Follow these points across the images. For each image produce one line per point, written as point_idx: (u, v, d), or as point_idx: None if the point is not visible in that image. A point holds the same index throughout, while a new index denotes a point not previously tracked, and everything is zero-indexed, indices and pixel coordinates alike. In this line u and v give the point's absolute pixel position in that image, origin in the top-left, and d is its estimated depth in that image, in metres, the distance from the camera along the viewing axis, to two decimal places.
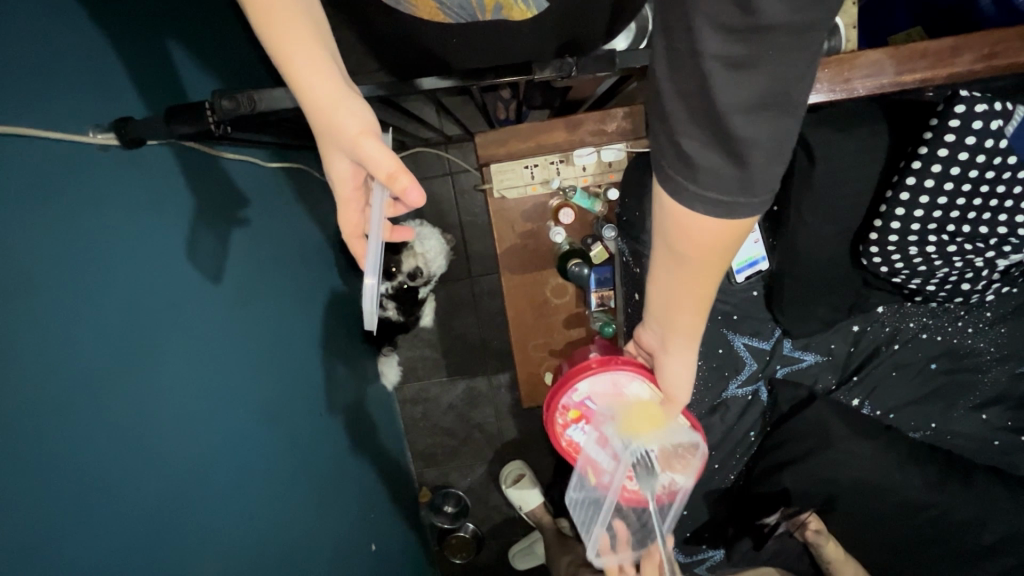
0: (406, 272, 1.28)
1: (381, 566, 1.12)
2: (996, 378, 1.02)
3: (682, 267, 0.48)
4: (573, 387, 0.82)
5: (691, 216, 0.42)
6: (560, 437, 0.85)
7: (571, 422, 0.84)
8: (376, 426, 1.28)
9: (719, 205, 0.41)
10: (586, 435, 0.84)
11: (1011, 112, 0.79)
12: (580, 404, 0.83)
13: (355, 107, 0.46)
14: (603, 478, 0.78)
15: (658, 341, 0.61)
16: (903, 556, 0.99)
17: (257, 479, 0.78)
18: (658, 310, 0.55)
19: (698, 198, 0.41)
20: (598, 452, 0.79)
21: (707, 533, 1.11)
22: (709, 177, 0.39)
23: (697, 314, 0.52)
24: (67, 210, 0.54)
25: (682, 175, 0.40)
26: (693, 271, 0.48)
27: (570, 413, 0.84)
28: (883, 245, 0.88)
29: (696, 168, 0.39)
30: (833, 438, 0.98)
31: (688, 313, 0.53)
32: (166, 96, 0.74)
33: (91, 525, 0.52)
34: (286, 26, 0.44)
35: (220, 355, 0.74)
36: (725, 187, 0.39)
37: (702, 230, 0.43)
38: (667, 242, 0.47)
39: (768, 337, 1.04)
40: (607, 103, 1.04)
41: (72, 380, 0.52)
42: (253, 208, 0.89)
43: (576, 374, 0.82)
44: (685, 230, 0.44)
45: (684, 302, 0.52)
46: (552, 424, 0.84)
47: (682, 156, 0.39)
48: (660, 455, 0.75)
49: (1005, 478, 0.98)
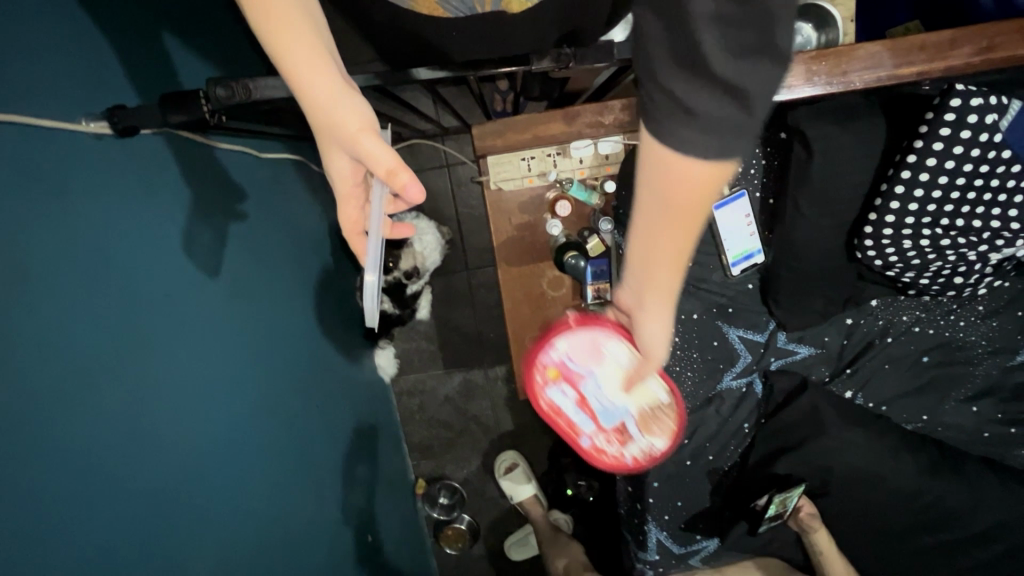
0: (404, 269, 1.32)
1: (377, 557, 1.12)
2: (988, 371, 1.03)
3: (668, 221, 0.42)
4: (552, 345, 0.81)
5: (682, 164, 0.37)
6: (539, 398, 0.83)
7: (550, 382, 0.82)
8: (372, 418, 1.27)
9: (714, 149, 0.35)
10: (565, 395, 0.82)
11: (1005, 107, 0.80)
12: (560, 363, 0.81)
13: (352, 103, 0.46)
14: (587, 436, 0.83)
15: (631, 305, 0.55)
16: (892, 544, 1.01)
17: (251, 471, 0.77)
18: (635, 268, 0.48)
19: (693, 143, 0.35)
20: (579, 415, 0.82)
21: (701, 524, 1.08)
22: (703, 125, 0.34)
23: (674, 272, 0.46)
24: (60, 197, 0.54)
25: (675, 122, 0.35)
26: (679, 223, 0.42)
27: (549, 372, 0.82)
28: (877, 239, 0.89)
29: (690, 112, 0.34)
30: (827, 426, 1.00)
31: (665, 272, 0.46)
32: (160, 85, 0.73)
33: (86, 519, 0.51)
34: (283, 26, 0.43)
35: (216, 347, 0.74)
36: (722, 131, 0.34)
37: (690, 171, 0.37)
38: (657, 191, 0.40)
39: (762, 329, 1.04)
40: (603, 97, 1.03)
41: (66, 373, 0.51)
42: (250, 200, 0.89)
43: (555, 331, 0.81)
44: (675, 180, 0.38)
45: (663, 260, 0.45)
46: (531, 384, 0.82)
47: (672, 99, 0.34)
48: (637, 411, 0.82)
49: (995, 469, 1.00)
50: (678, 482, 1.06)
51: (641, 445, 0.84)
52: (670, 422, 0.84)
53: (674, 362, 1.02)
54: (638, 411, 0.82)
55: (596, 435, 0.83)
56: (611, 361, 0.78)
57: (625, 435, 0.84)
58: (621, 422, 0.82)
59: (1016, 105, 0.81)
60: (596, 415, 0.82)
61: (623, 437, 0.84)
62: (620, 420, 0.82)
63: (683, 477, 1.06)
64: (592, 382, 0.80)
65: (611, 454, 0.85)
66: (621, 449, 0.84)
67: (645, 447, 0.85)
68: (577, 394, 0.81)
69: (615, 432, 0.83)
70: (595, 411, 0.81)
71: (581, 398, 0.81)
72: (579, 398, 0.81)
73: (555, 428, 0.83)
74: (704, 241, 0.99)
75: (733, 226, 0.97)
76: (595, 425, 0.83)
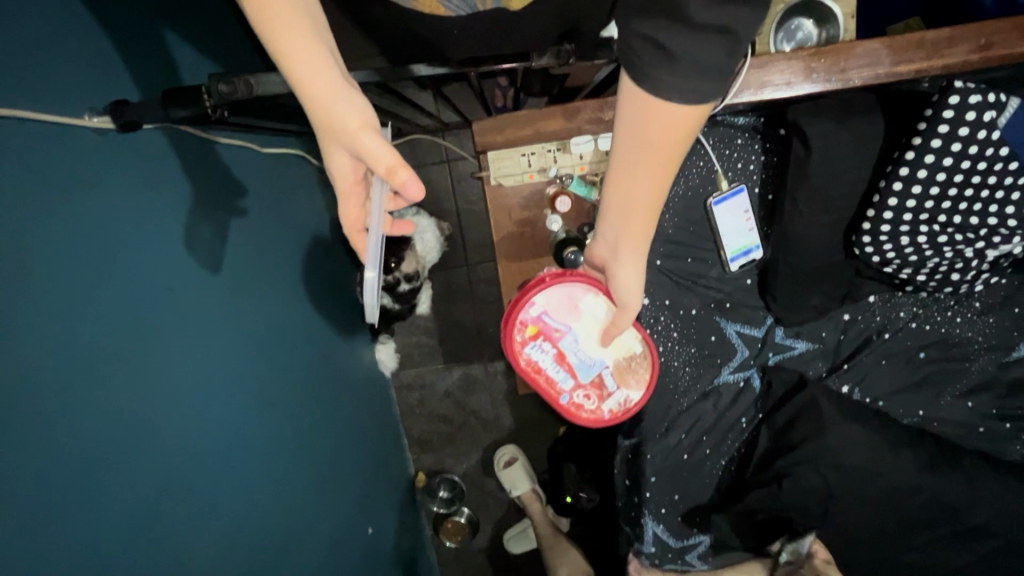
0: (406, 272, 1.25)
1: (377, 550, 1.13)
2: (984, 366, 1.03)
3: (646, 159, 0.49)
4: (529, 302, 0.82)
5: (662, 105, 0.44)
6: (518, 356, 0.83)
7: (528, 340, 0.83)
8: (372, 412, 1.28)
9: (692, 93, 0.42)
10: (543, 351, 0.83)
11: (1003, 104, 0.81)
12: (538, 319, 0.82)
13: (352, 102, 0.46)
14: (566, 393, 0.84)
15: (610, 250, 0.61)
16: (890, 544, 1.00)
17: (252, 463, 0.78)
18: (614, 210, 0.55)
19: (676, 87, 0.42)
20: (558, 370, 0.83)
21: (698, 518, 1.07)
22: (684, 67, 0.41)
23: (649, 212, 0.53)
24: (62, 192, 0.54)
25: (659, 67, 0.42)
26: (660, 161, 0.49)
27: (528, 329, 0.83)
28: (875, 235, 0.89)
29: (674, 58, 0.41)
30: (828, 424, 1.00)
31: (642, 210, 0.53)
32: (162, 80, 0.74)
33: (88, 513, 0.52)
34: (285, 30, 0.44)
35: (217, 341, 0.74)
36: (699, 74, 0.41)
37: (671, 113, 0.44)
38: (636, 135, 0.47)
39: (759, 324, 1.05)
40: (604, 92, 1.02)
41: (69, 368, 0.52)
42: (251, 195, 0.89)
43: (531, 288, 0.82)
44: (655, 119, 0.45)
45: (642, 200, 0.52)
46: (511, 343, 0.83)
47: (658, 49, 0.41)
48: (613, 363, 0.84)
49: (991, 464, 1.00)
50: (675, 476, 1.07)
51: (619, 398, 0.85)
52: (644, 373, 0.84)
53: (672, 358, 1.02)
54: (613, 362, 0.84)
55: (576, 390, 0.83)
56: (588, 314, 0.82)
57: (602, 390, 0.84)
58: (599, 376, 0.83)
59: (1014, 101, 0.81)
60: (574, 369, 0.83)
61: (601, 391, 0.84)
62: (597, 373, 0.84)
63: (681, 470, 1.07)
64: (570, 335, 0.82)
65: (590, 410, 0.85)
66: (600, 404, 0.84)
67: (622, 401, 0.85)
68: (555, 349, 0.83)
69: (594, 387, 0.84)
70: (573, 364, 0.83)
71: (559, 353, 0.83)
72: (557, 353, 0.83)
73: (535, 387, 0.83)
74: (704, 237, 1.00)
75: (732, 222, 0.98)
76: (573, 379, 0.83)
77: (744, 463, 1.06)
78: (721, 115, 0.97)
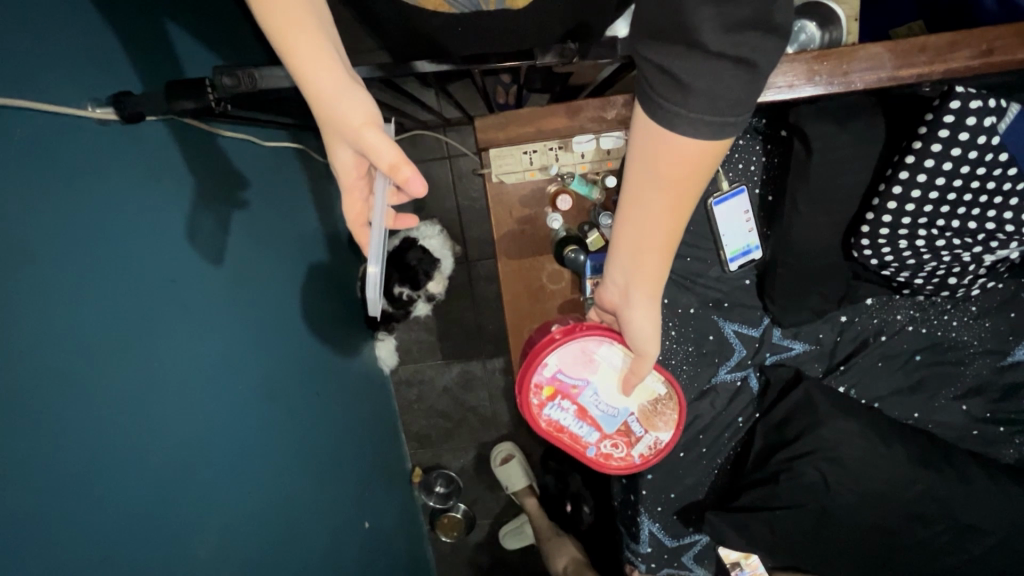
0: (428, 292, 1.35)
1: (375, 544, 1.14)
2: (979, 370, 1.04)
3: (662, 195, 0.50)
4: (542, 363, 0.81)
5: (678, 139, 0.44)
6: (539, 419, 0.83)
7: (547, 401, 0.83)
8: (370, 406, 1.28)
9: (708, 126, 0.43)
10: (564, 410, 0.83)
11: (1003, 109, 0.81)
12: (553, 379, 0.82)
13: (355, 96, 0.46)
14: (593, 445, 0.85)
15: (621, 294, 0.63)
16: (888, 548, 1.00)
17: (252, 456, 0.78)
18: (628, 254, 0.57)
19: (692, 123, 0.43)
20: (581, 426, 0.84)
21: (693, 516, 1.10)
22: (702, 99, 0.42)
23: (663, 252, 0.55)
24: (67, 183, 0.54)
25: (674, 98, 0.42)
26: (676, 200, 0.50)
27: (544, 391, 0.82)
28: (874, 239, 0.90)
29: (689, 89, 0.41)
30: (824, 417, 1.00)
31: (657, 252, 0.55)
32: (164, 72, 0.73)
33: (85, 505, 0.52)
34: (291, 27, 0.44)
35: (217, 333, 0.74)
36: (714, 107, 0.42)
37: (687, 152, 0.45)
38: (652, 169, 0.48)
39: (757, 324, 1.05)
40: (607, 91, 1.02)
41: (69, 357, 0.52)
42: (252, 188, 0.89)
43: (541, 349, 0.81)
44: (671, 154, 0.46)
45: (656, 239, 0.54)
46: (529, 407, 0.82)
47: (671, 79, 0.42)
48: (638, 408, 0.84)
49: (989, 467, 1.00)
50: (671, 475, 1.08)
51: (648, 441, 0.85)
52: (671, 413, 0.84)
53: (669, 356, 1.03)
54: (638, 408, 0.84)
55: (603, 442, 0.84)
56: (605, 364, 0.81)
57: (630, 436, 0.85)
58: (625, 424, 0.84)
59: (1014, 108, 0.82)
60: (598, 423, 0.83)
61: (628, 438, 0.85)
62: (622, 422, 0.84)
63: (677, 468, 1.07)
64: (588, 389, 0.82)
65: (619, 457, 0.86)
66: (630, 451, 0.85)
67: (652, 443, 0.85)
68: (575, 406, 0.83)
69: (620, 435, 0.85)
70: (597, 418, 0.83)
71: (580, 408, 0.83)
72: (578, 409, 0.83)
73: (561, 445, 0.84)
74: (704, 237, 1.00)
75: (732, 223, 0.98)
76: (599, 431, 0.84)
77: (740, 463, 1.07)
78: None
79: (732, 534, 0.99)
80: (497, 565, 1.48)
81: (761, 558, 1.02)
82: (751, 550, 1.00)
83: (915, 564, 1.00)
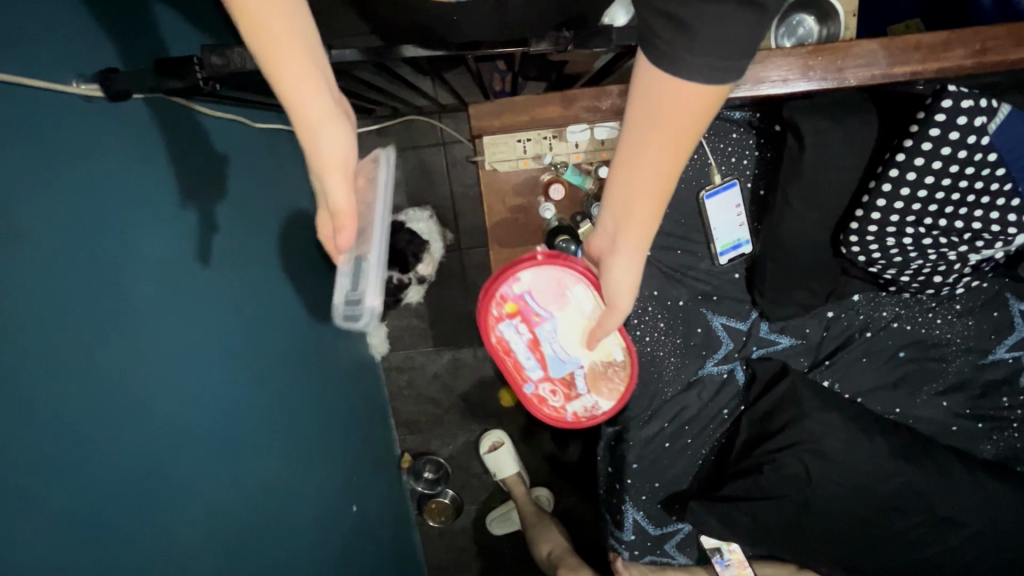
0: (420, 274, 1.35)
1: (361, 527, 1.15)
2: (960, 367, 1.06)
3: (658, 141, 0.47)
4: (515, 278, 0.84)
5: (683, 84, 0.42)
6: (491, 331, 0.86)
7: (505, 316, 0.85)
8: (359, 392, 1.28)
9: (712, 72, 0.41)
10: (518, 332, 0.86)
11: (994, 110, 0.82)
12: (519, 298, 0.85)
13: (332, 142, 0.47)
14: (530, 381, 0.88)
15: (608, 240, 0.60)
16: (867, 538, 1.02)
17: (238, 438, 0.78)
18: (619, 196, 0.53)
19: (696, 67, 0.41)
20: (528, 356, 0.87)
21: (677, 505, 1.11)
22: (707, 42, 0.39)
23: (655, 200, 0.51)
24: (52, 161, 0.54)
25: (677, 44, 0.40)
26: (672, 147, 0.47)
27: (507, 305, 0.85)
28: (862, 235, 0.91)
29: (693, 34, 0.39)
30: (807, 410, 1.02)
31: (649, 201, 0.51)
32: (147, 48, 0.72)
33: (71, 482, 0.52)
34: (292, 67, 0.43)
35: (205, 316, 0.74)
36: (719, 50, 0.40)
37: (690, 98, 0.43)
38: (651, 114, 0.45)
39: (745, 318, 1.07)
40: (603, 81, 1.00)
41: (59, 336, 0.52)
42: (236, 169, 0.87)
43: (520, 264, 0.83)
44: (673, 101, 0.43)
45: (649, 188, 0.51)
46: (486, 313, 0.85)
47: (675, 23, 0.39)
48: (586, 364, 0.87)
49: (968, 462, 1.02)
50: (655, 465, 1.09)
51: (585, 402, 0.89)
52: (617, 384, 0.87)
53: (657, 347, 1.04)
54: (588, 364, 0.87)
55: (541, 383, 0.87)
56: (573, 306, 0.83)
57: (570, 389, 0.88)
58: (569, 372, 0.87)
59: (1005, 108, 0.82)
60: (544, 362, 0.86)
61: (568, 390, 0.88)
62: (568, 370, 0.87)
63: (661, 458, 1.09)
64: (548, 323, 0.85)
65: (553, 406, 0.89)
66: (565, 403, 0.89)
67: (588, 406, 0.89)
68: (530, 333, 0.85)
69: (561, 384, 0.88)
70: (544, 354, 0.86)
71: (533, 338, 0.86)
72: (531, 338, 0.86)
73: (502, 367, 0.87)
74: (695, 230, 1.01)
75: (723, 215, 0.99)
76: (541, 371, 0.87)
77: (724, 454, 1.08)
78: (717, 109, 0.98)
79: (714, 524, 1.01)
80: (484, 550, 1.48)
81: (742, 546, 1.04)
82: (732, 538, 1.02)
83: (892, 553, 1.02)
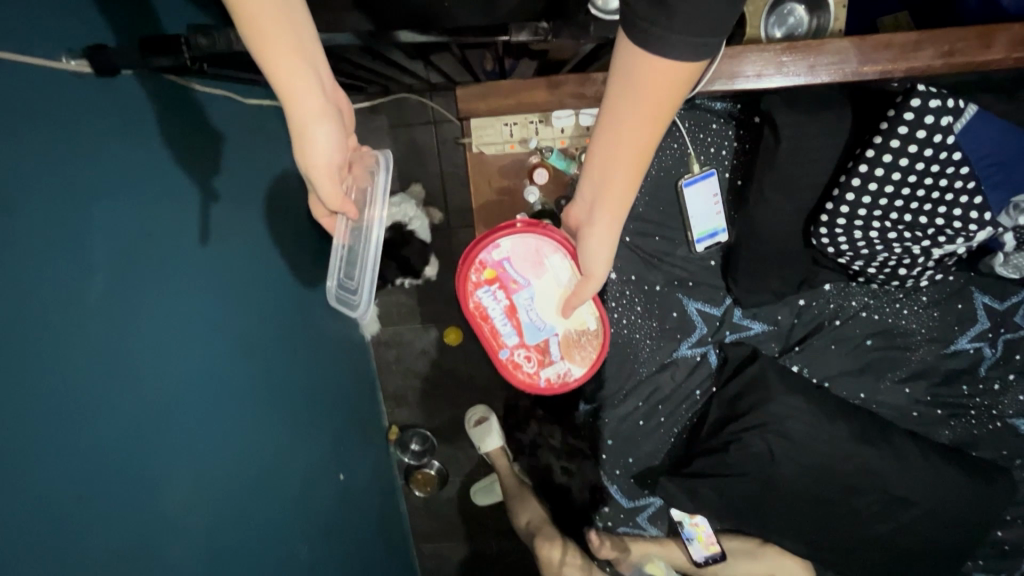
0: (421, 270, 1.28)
1: (346, 495, 1.19)
2: (924, 356, 1.11)
3: (636, 116, 0.47)
4: (495, 245, 0.88)
5: (662, 61, 0.42)
6: (469, 297, 0.89)
7: (483, 282, 0.89)
8: (347, 365, 1.32)
9: (690, 50, 0.40)
10: (495, 299, 0.89)
11: (961, 110, 0.85)
12: (498, 264, 0.88)
13: (321, 142, 0.54)
14: (506, 347, 0.90)
15: (586, 212, 0.62)
16: (827, 514, 1.07)
17: (228, 404, 0.82)
18: (599, 167, 0.54)
19: (678, 46, 0.40)
20: (505, 323, 0.89)
21: (649, 480, 1.17)
22: (684, 22, 0.38)
23: (632, 173, 0.53)
24: (42, 134, 0.55)
25: (657, 24, 0.39)
26: (648, 123, 0.48)
27: (485, 272, 0.89)
28: (832, 228, 0.94)
29: (671, 12, 0.38)
30: (773, 393, 1.06)
31: (625, 174, 0.53)
32: (139, 22, 0.73)
33: (62, 440, 0.55)
34: (292, 71, 0.49)
35: (196, 288, 0.76)
36: (697, 29, 0.39)
37: (668, 75, 0.43)
38: (631, 91, 0.45)
39: (719, 304, 1.12)
40: (589, 67, 1.02)
41: (51, 304, 0.55)
42: (227, 145, 0.89)
43: (500, 231, 0.87)
44: (651, 76, 0.43)
45: (625, 161, 0.52)
46: (465, 279, 0.88)
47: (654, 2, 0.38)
48: (562, 331, 0.90)
49: (926, 445, 1.07)
50: (630, 442, 1.16)
51: (558, 368, 0.91)
52: (590, 351, 0.91)
53: (634, 329, 1.11)
54: (563, 332, 0.90)
55: (517, 348, 0.90)
56: (550, 275, 0.87)
57: (544, 356, 0.91)
58: (545, 339, 0.90)
59: (972, 109, 0.86)
60: (520, 328, 0.89)
61: (542, 357, 0.91)
62: (543, 338, 0.90)
63: (634, 434, 1.15)
64: (526, 290, 0.88)
65: (527, 372, 0.91)
66: (540, 369, 0.91)
67: (562, 372, 0.91)
68: (507, 300, 0.89)
69: (536, 351, 0.91)
70: (521, 320, 0.89)
71: (511, 305, 0.89)
72: (509, 305, 0.89)
73: (479, 333, 0.90)
74: (672, 217, 1.07)
75: (700, 204, 1.04)
76: (517, 337, 0.90)
77: (694, 434, 1.14)
78: (698, 99, 1.04)
79: (682, 497, 1.06)
80: (467, 519, 1.54)
81: (709, 519, 1.10)
82: (698, 511, 1.07)
83: (848, 528, 1.08)
